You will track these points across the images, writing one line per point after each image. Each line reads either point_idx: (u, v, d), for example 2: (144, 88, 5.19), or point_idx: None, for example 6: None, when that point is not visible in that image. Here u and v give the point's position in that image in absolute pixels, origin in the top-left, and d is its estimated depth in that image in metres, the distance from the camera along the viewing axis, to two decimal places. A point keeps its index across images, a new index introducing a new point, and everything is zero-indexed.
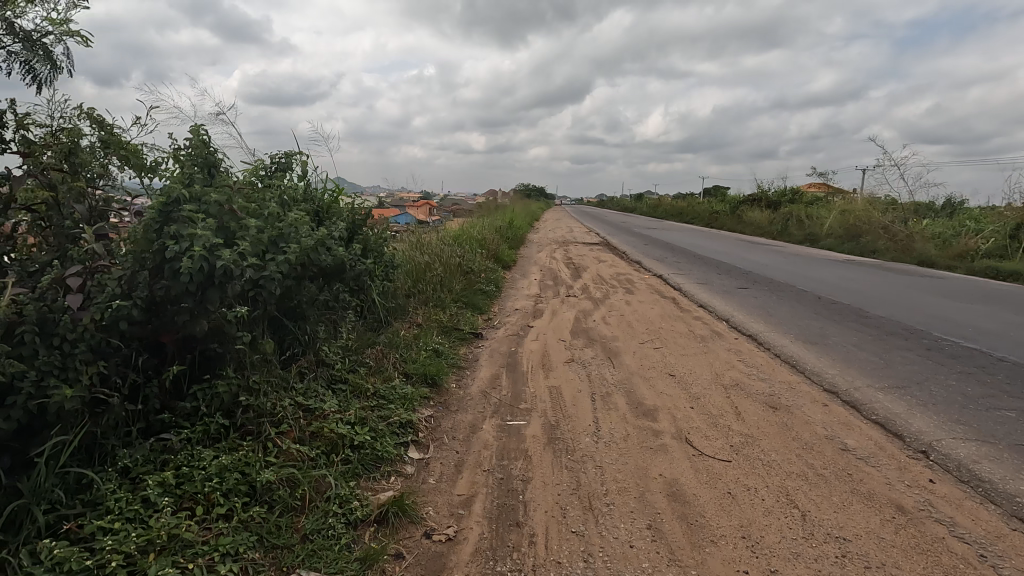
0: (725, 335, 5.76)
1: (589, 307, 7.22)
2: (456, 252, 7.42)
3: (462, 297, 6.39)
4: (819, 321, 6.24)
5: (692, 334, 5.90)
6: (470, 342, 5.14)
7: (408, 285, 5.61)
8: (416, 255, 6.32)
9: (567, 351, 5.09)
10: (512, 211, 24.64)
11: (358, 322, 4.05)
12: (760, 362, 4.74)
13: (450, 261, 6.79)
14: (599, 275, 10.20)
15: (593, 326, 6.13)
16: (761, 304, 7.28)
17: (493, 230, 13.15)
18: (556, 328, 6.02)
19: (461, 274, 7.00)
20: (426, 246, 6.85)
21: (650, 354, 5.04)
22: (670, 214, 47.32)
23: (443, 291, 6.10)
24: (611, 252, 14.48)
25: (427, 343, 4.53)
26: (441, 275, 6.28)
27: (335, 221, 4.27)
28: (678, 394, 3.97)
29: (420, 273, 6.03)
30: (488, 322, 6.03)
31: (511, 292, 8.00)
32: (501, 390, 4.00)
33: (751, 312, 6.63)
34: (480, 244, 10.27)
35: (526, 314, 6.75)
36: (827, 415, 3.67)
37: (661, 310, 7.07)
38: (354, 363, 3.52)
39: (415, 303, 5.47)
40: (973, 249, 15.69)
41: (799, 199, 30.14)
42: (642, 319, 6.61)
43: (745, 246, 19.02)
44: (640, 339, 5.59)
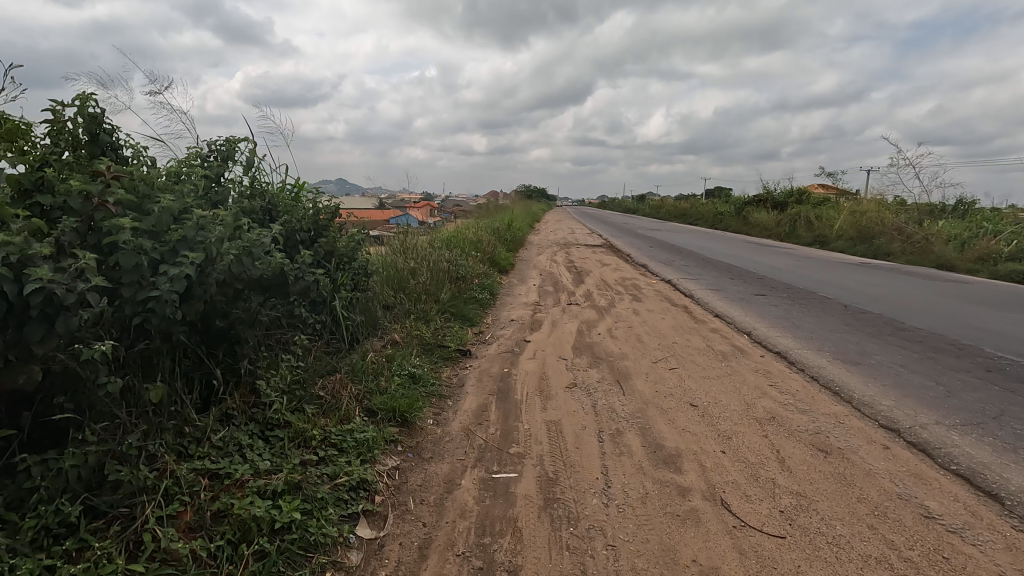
0: (750, 353, 5.03)
1: (593, 318, 6.49)
2: (446, 256, 6.68)
3: (450, 307, 5.66)
4: (855, 336, 5.49)
5: (711, 350, 5.16)
6: (456, 362, 4.42)
7: (385, 295, 4.87)
8: (398, 260, 5.59)
9: (569, 374, 4.36)
10: (512, 211, 23.91)
11: (312, 345, 3.32)
12: (797, 391, 4.01)
13: (438, 265, 6.07)
14: (604, 280, 9.46)
15: (598, 340, 5.41)
16: (785, 315, 6.52)
17: (490, 232, 12.42)
18: (556, 343, 5.30)
19: (450, 280, 6.27)
20: (410, 250, 6.11)
21: (666, 378, 4.31)
22: (673, 215, 46.56)
23: (429, 300, 5.37)
24: (615, 254, 13.74)
25: (401, 368, 3.80)
26: (427, 281, 5.55)
27: (289, 222, 3.55)
28: (704, 433, 3.25)
29: (402, 281, 5.29)
30: (479, 336, 5.31)
31: (507, 300, 7.28)
32: (488, 426, 3.29)
33: (776, 325, 5.88)
34: (476, 247, 9.54)
35: (523, 325, 6.02)
36: (892, 463, 2.95)
37: (674, 321, 6.34)
38: (301, 401, 2.79)
39: (392, 317, 4.73)
40: (996, 250, 14.93)
41: (806, 199, 29.37)
42: (653, 331, 5.88)
43: (755, 248, 18.25)
44: (652, 356, 4.86)
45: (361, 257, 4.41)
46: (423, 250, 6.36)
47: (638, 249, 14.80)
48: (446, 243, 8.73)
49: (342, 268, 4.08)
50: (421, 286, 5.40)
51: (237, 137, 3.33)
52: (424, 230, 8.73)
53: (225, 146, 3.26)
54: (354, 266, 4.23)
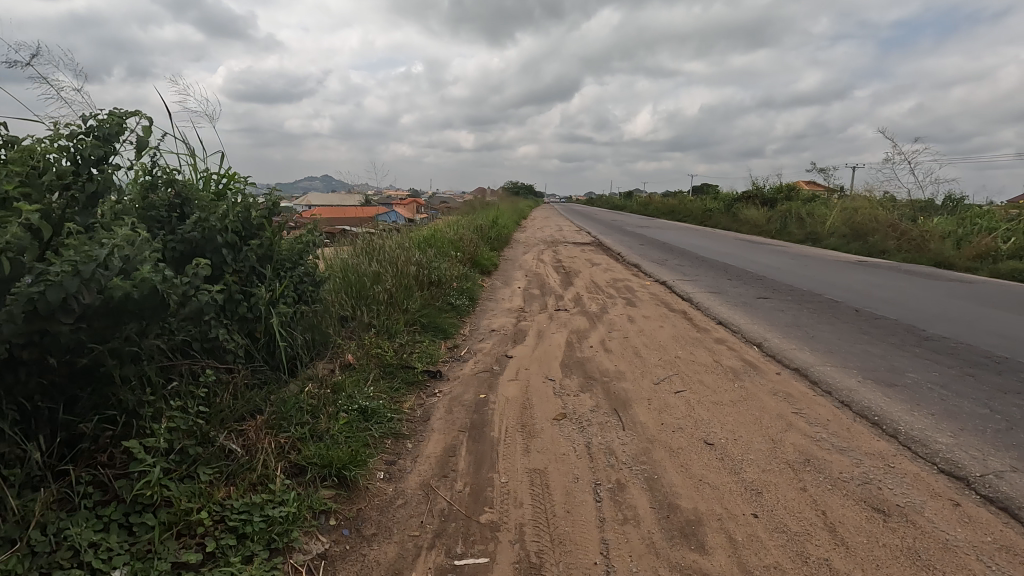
0: (764, 370, 4.38)
1: (583, 326, 5.81)
2: (418, 258, 5.94)
3: (420, 319, 4.93)
4: (878, 349, 4.87)
5: (719, 367, 4.49)
6: (421, 388, 3.71)
7: (339, 307, 4.14)
8: (359, 265, 4.84)
9: (556, 400, 3.67)
10: (498, 208, 23.16)
11: (227, 380, 2.60)
12: (829, 422, 3.35)
13: (408, 269, 5.35)
14: (594, 283, 8.78)
15: (590, 356, 4.72)
16: (794, 322, 5.90)
17: (472, 230, 11.66)
18: (541, 359, 4.60)
19: (423, 286, 5.53)
20: (375, 253, 5.37)
21: (671, 404, 3.63)
22: (661, 212, 46.09)
23: (394, 310, 4.62)
24: (605, 253, 13.08)
25: (349, 400, 3.08)
26: (393, 288, 4.80)
27: (201, 222, 2.84)
28: (726, 487, 2.58)
29: (362, 289, 4.55)
30: (452, 353, 4.59)
31: (488, 307, 6.55)
32: (455, 480, 2.59)
33: (787, 336, 5.25)
34: (455, 248, 8.80)
35: (505, 337, 5.31)
36: (971, 529, 2.31)
37: (674, 331, 5.66)
38: (194, 466, 2.08)
39: (346, 335, 4.00)
40: (994, 247, 14.50)
41: (797, 196, 28.96)
42: (651, 343, 5.20)
43: (748, 246, 17.70)
44: (653, 376, 4.19)
45: (307, 263, 3.68)
46: (391, 252, 5.62)
47: (628, 247, 14.10)
48: (422, 244, 8.00)
49: (278, 278, 3.35)
50: (386, 293, 4.66)
51: (124, 112, 2.62)
52: (398, 231, 7.98)
53: (107, 124, 2.56)
54: (296, 274, 3.50)
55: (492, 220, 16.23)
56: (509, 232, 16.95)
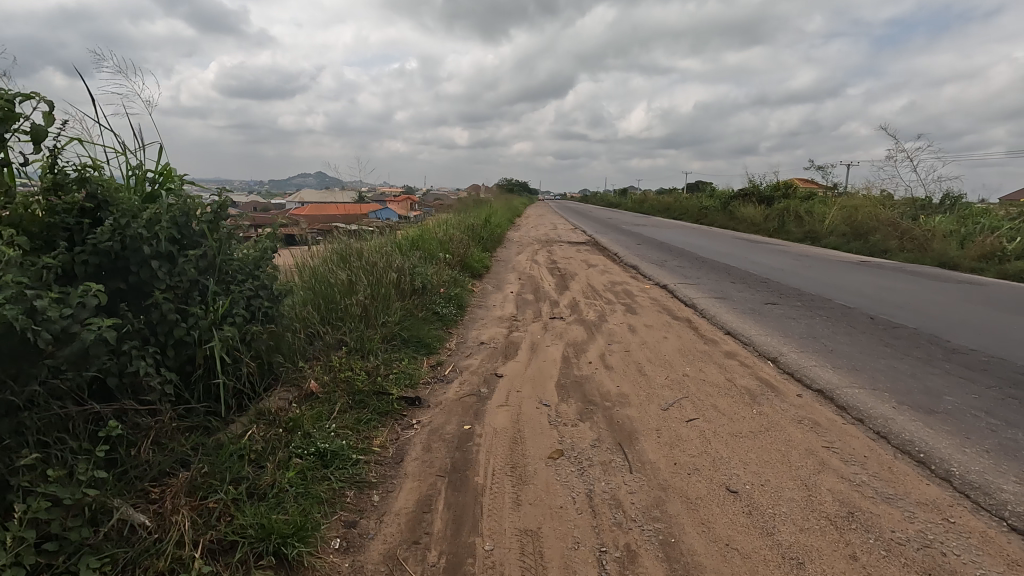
0: (783, 392, 3.93)
1: (580, 338, 5.34)
2: (401, 263, 5.45)
3: (400, 333, 4.44)
4: (906, 365, 4.42)
5: (733, 388, 4.03)
6: (397, 418, 3.23)
7: (304, 323, 3.65)
8: (330, 276, 4.34)
9: (552, 433, 3.19)
10: (492, 206, 22.64)
11: (148, 426, 2.12)
12: (867, 460, 2.90)
13: (387, 277, 4.85)
14: (590, 287, 8.31)
15: (589, 374, 4.25)
16: (809, 332, 5.46)
17: (463, 230, 11.14)
18: (535, 378, 4.13)
19: (404, 295, 5.04)
20: (350, 262, 4.87)
21: (684, 436, 3.16)
22: (656, 210, 45.72)
23: (369, 325, 4.13)
24: (601, 254, 12.61)
25: (306, 439, 2.61)
26: (368, 300, 4.31)
27: (119, 230, 2.35)
28: (760, 556, 2.12)
29: (332, 304, 4.06)
30: (435, 372, 4.11)
31: (478, 315, 6.07)
32: (430, 548, 2.12)
33: (804, 349, 4.80)
34: (443, 250, 8.30)
35: (495, 351, 4.83)
36: None
37: (680, 344, 5.19)
38: (76, 558, 1.62)
39: (311, 356, 3.51)
40: (999, 247, 14.15)
41: (794, 194, 28.62)
42: (654, 358, 4.74)
43: (747, 246, 17.27)
44: (660, 400, 3.72)
45: (260, 276, 3.21)
46: (369, 259, 5.12)
47: (625, 248, 13.64)
48: (407, 247, 7.49)
49: (224, 294, 2.88)
50: (359, 306, 4.17)
51: (17, 94, 2.11)
52: (381, 234, 7.46)
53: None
54: (246, 289, 3.03)
55: (484, 219, 15.72)
56: (502, 231, 16.45)
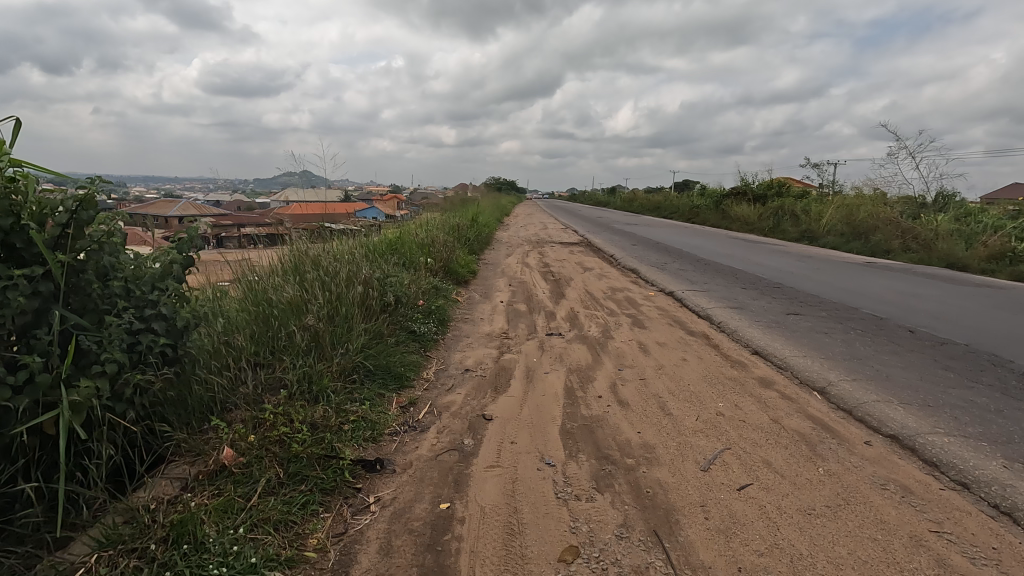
0: (848, 439, 3.11)
1: (584, 361, 4.50)
2: (369, 273, 4.53)
3: (362, 363, 3.53)
4: (985, 398, 3.62)
5: (782, 433, 3.20)
6: (346, 496, 2.34)
7: (222, 361, 2.75)
8: (265, 298, 3.41)
9: (561, 513, 2.33)
10: (479, 205, 21.66)
11: None
12: (1003, 558, 2.09)
13: (350, 292, 3.96)
14: (589, 295, 7.46)
15: (600, 415, 3.40)
16: (850, 352, 4.64)
17: (447, 231, 10.22)
18: (534, 423, 3.27)
19: (371, 313, 4.12)
20: (300, 278, 3.95)
21: (742, 518, 2.32)
22: (646, 209, 45.08)
23: (318, 356, 3.21)
24: (596, 256, 11.77)
25: (193, 556, 1.76)
26: (320, 323, 3.38)
27: None
28: None
29: (264, 336, 3.13)
30: (405, 416, 3.22)
31: (463, 333, 5.19)
32: None
33: (855, 375, 3.99)
34: (425, 255, 7.39)
35: (483, 380, 3.96)
36: None
37: (702, 369, 4.36)
38: None
39: (229, 407, 2.63)
40: (1010, 247, 13.56)
41: (787, 193, 28.07)
42: (677, 389, 3.90)
43: (746, 247, 16.54)
44: (696, 454, 2.88)
45: (156, 296, 2.27)
46: (326, 272, 4.19)
47: (620, 250, 12.80)
48: (381, 257, 6.58)
49: (89, 328, 2.00)
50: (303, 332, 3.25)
51: None
52: (352, 240, 6.54)
53: None
54: (127, 319, 2.13)
55: (471, 218, 14.80)
56: (490, 232, 15.54)
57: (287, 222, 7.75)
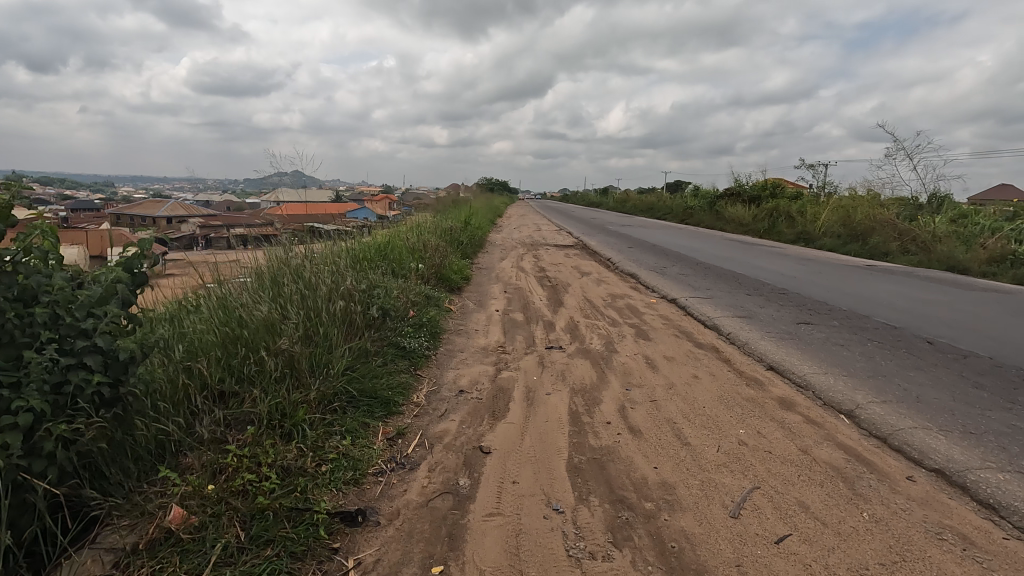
0: (889, 475, 2.79)
1: (588, 379, 4.16)
2: (354, 284, 4.16)
3: (344, 388, 3.16)
4: None
5: (814, 466, 2.88)
6: (320, 560, 1.98)
7: (177, 395, 2.38)
8: (234, 316, 3.03)
9: None
10: (472, 207, 21.30)
11: None
12: None
13: (331, 307, 3.59)
14: (589, 303, 7.13)
15: (611, 446, 3.06)
16: (872, 368, 4.32)
17: (439, 235, 9.86)
18: (537, 456, 2.92)
19: (356, 330, 3.75)
20: (276, 292, 3.57)
21: None
22: (639, 210, 44.90)
23: (293, 384, 2.84)
24: (593, 260, 11.45)
25: None
26: (296, 344, 3.00)
27: None
28: None
29: (230, 361, 2.75)
30: (393, 450, 2.86)
31: (457, 347, 4.83)
32: None
33: (883, 396, 3.67)
34: (416, 262, 7.02)
35: (479, 404, 3.61)
36: None
37: (716, 389, 4.04)
38: None
39: (184, 449, 2.26)
40: (1011, 250, 13.37)
41: (782, 194, 27.92)
42: (691, 412, 3.56)
43: (743, 249, 16.28)
44: (722, 496, 2.54)
45: (91, 324, 1.87)
46: (306, 285, 3.82)
47: (618, 253, 12.47)
48: (369, 265, 6.21)
49: None
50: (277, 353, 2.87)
51: None
52: (338, 247, 6.15)
53: None
54: (49, 356, 1.75)
55: (464, 220, 14.43)
56: (483, 234, 15.17)
57: (271, 226, 7.34)
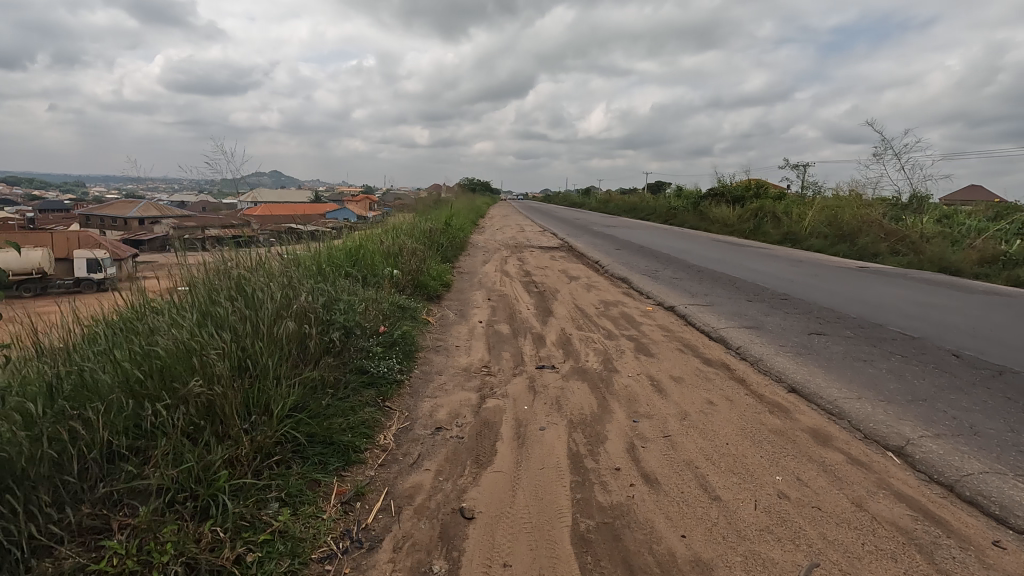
0: (973, 541, 2.24)
1: (588, 408, 3.56)
2: (310, 297, 3.52)
3: (287, 433, 2.52)
4: None
5: (877, 529, 2.32)
6: None
7: (20, 469, 1.75)
8: (141, 346, 2.39)
9: None
10: (453, 207, 20.64)
11: None
12: None
13: (279, 328, 2.94)
14: (580, 311, 6.55)
15: (625, 504, 2.46)
16: (908, 391, 3.80)
17: (418, 237, 9.21)
18: (533, 521, 2.31)
19: (308, 354, 3.10)
20: (206, 314, 2.93)
21: None
22: (622, 210, 44.61)
23: (211, 437, 2.20)
24: (580, 263, 10.89)
25: None
26: (221, 380, 2.37)
27: None
28: None
29: (126, 412, 2.13)
30: (348, 520, 2.22)
31: (435, 369, 4.20)
32: None
33: (934, 428, 3.14)
34: (390, 269, 6.36)
35: (460, 445, 2.98)
36: None
37: (737, 418, 3.47)
38: None
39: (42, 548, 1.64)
40: (1002, 251, 13.15)
41: (766, 194, 27.75)
42: (715, 452, 2.99)
43: (733, 251, 15.88)
44: None
45: None
46: (246, 302, 3.17)
47: (606, 256, 11.93)
48: (336, 275, 5.54)
49: None
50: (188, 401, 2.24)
51: None
52: (300, 259, 5.48)
53: None
54: None
55: (444, 221, 13.75)
56: (465, 236, 14.50)
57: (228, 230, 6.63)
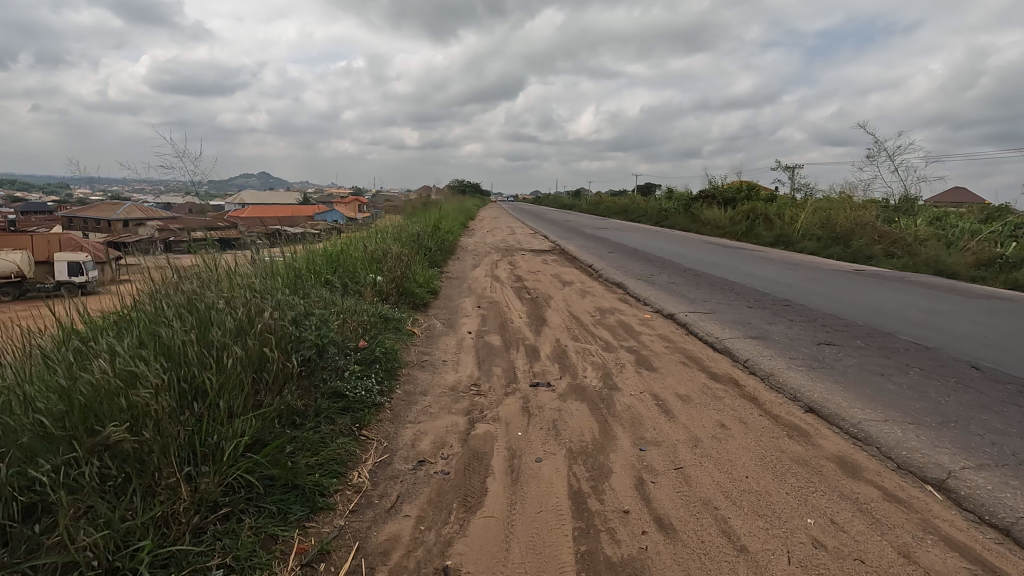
0: None
1: (589, 434, 3.21)
2: (275, 312, 3.14)
3: (238, 479, 2.15)
4: None
5: None
6: None
7: None
8: (61, 379, 2.01)
9: None
10: (442, 209, 20.26)
11: None
12: None
13: (236, 352, 2.55)
14: (576, 320, 6.20)
15: (638, 558, 2.10)
16: (936, 410, 3.48)
17: (405, 241, 8.83)
18: None
19: (270, 379, 2.72)
20: (151, 336, 2.55)
21: None
22: (613, 212, 44.43)
23: (140, 491, 1.83)
24: (574, 267, 10.56)
25: None
26: (157, 419, 1.99)
27: None
28: None
29: (33, 464, 1.75)
30: None
31: (420, 388, 3.83)
32: None
33: (974, 458, 2.82)
34: (373, 276, 5.98)
35: (446, 483, 2.61)
36: None
37: (754, 444, 3.13)
38: None
39: None
40: (998, 254, 13.00)
41: (757, 196, 27.64)
42: (734, 488, 2.64)
43: (727, 253, 15.64)
44: None
45: None
46: (200, 322, 2.79)
47: (600, 259, 11.61)
48: (314, 285, 5.14)
49: None
50: (113, 448, 1.86)
51: None
52: (274, 268, 5.07)
53: None
54: None
55: (432, 224, 13.36)
56: (454, 239, 14.12)
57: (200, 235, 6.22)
